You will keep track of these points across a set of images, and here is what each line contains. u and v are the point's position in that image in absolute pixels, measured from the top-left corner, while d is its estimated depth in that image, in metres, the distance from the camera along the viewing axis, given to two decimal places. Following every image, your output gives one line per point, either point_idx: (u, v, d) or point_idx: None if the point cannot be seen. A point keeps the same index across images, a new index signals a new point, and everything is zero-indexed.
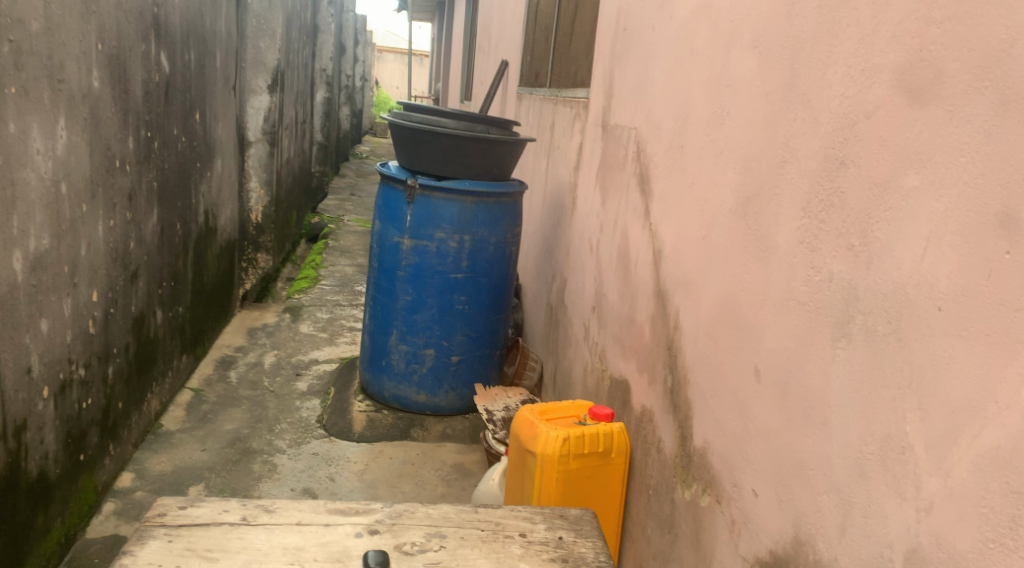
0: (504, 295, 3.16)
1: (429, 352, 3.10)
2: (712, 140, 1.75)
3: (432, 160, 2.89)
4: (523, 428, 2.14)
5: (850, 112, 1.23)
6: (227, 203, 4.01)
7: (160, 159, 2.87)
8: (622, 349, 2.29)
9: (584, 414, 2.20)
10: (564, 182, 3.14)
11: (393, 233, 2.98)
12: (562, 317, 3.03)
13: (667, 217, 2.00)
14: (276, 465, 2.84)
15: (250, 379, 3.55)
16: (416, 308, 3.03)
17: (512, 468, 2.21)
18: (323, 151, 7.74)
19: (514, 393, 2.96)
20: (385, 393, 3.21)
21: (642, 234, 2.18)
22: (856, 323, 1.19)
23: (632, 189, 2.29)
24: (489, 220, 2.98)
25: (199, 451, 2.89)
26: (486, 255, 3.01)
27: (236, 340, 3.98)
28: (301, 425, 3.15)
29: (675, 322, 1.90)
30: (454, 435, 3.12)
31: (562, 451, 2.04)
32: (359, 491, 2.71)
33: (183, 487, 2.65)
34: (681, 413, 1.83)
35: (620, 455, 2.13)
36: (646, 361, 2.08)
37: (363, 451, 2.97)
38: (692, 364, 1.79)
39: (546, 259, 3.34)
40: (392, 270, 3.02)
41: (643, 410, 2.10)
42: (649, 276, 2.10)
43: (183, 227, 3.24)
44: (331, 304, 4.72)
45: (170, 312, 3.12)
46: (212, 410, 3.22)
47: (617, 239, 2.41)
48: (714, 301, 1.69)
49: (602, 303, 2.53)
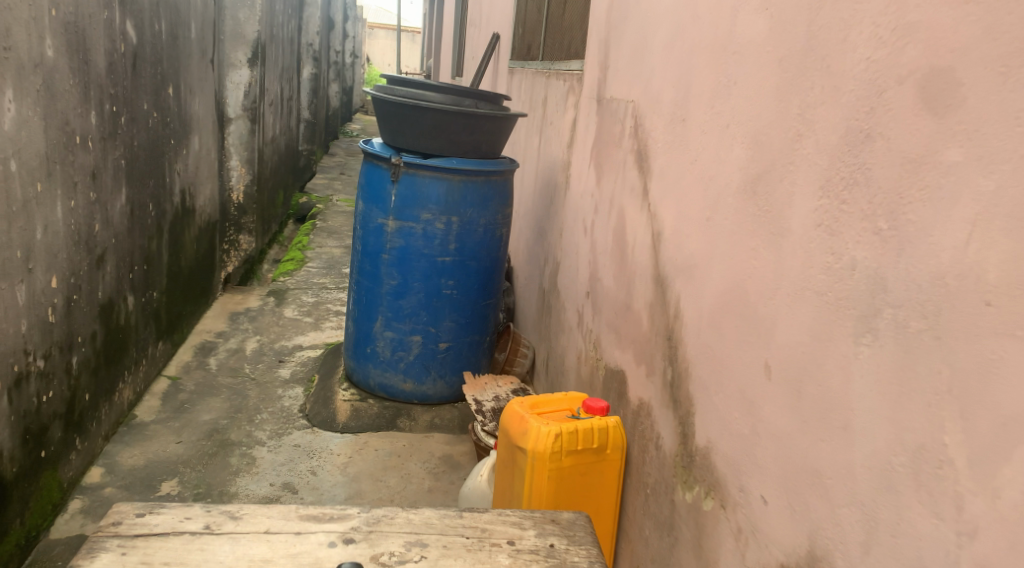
0: (495, 280, 3.02)
1: (415, 339, 2.96)
2: (717, 113, 1.61)
3: (417, 136, 2.74)
4: (513, 423, 2.01)
5: (878, 78, 1.09)
6: (207, 182, 3.86)
7: (128, 136, 2.71)
8: (619, 338, 2.15)
9: (577, 408, 2.06)
10: (556, 160, 2.99)
11: (377, 215, 2.83)
12: (555, 302, 2.90)
13: (667, 196, 1.86)
14: (254, 458, 2.71)
15: (230, 366, 3.41)
16: (401, 293, 2.88)
17: (501, 464, 2.08)
18: (311, 129, 7.55)
19: (505, 381, 2.82)
20: (370, 381, 3.07)
21: (639, 215, 2.04)
22: (883, 317, 1.05)
23: (629, 167, 2.15)
24: (478, 201, 2.82)
25: (174, 444, 2.75)
26: (475, 237, 2.86)
27: (217, 325, 3.83)
28: (282, 416, 3.01)
29: (676, 310, 1.76)
30: (443, 425, 2.99)
31: (554, 448, 1.91)
32: (342, 486, 2.58)
33: (156, 482, 2.51)
34: (683, 409, 1.70)
35: (616, 451, 2.00)
36: (644, 351, 1.95)
37: (347, 442, 2.83)
38: (695, 357, 1.65)
39: (539, 240, 3.19)
40: (377, 254, 2.88)
41: (640, 403, 1.97)
42: (647, 260, 1.96)
43: (156, 208, 3.09)
44: (318, 288, 4.57)
45: (143, 297, 2.98)
46: (189, 400, 3.08)
47: (612, 220, 2.27)
48: (719, 289, 1.55)
49: (597, 288, 2.39)
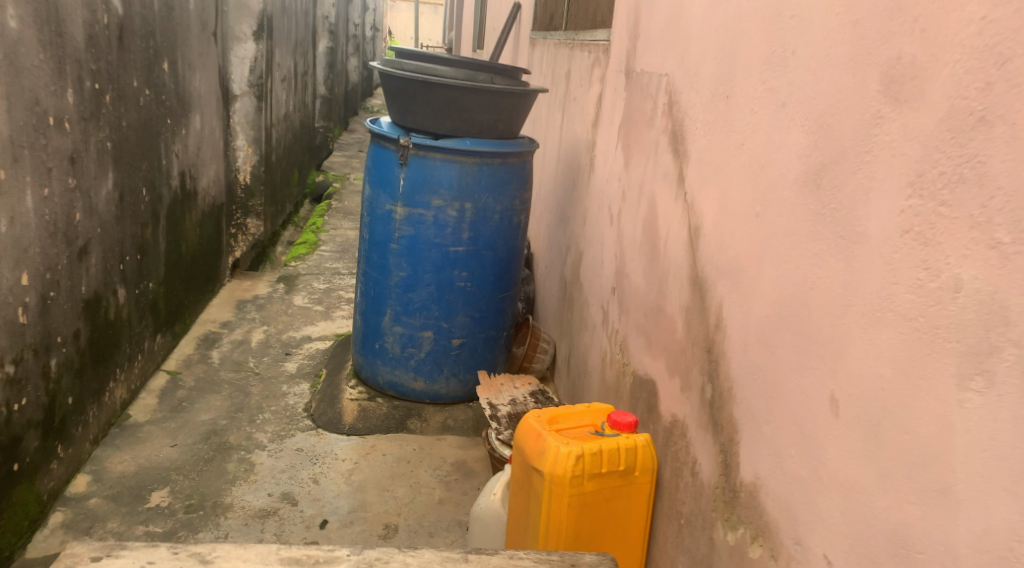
0: (513, 270, 2.78)
1: (427, 335, 2.74)
2: (769, 90, 1.36)
3: (428, 114, 2.50)
4: (529, 441, 1.79)
5: (999, 43, 0.85)
6: (211, 163, 3.65)
7: (114, 115, 2.50)
8: (649, 344, 1.92)
9: (602, 423, 1.84)
10: (579, 140, 2.74)
11: (384, 200, 2.61)
12: (578, 295, 2.66)
13: (707, 185, 1.61)
14: (253, 463, 2.51)
15: (234, 360, 3.22)
16: (411, 285, 2.66)
17: (516, 485, 1.86)
18: (328, 104, 7.32)
19: (523, 382, 2.58)
20: (379, 379, 2.87)
21: (673, 205, 1.79)
22: (1003, 358, 0.82)
23: (662, 149, 1.90)
24: (494, 185, 2.58)
25: (168, 447, 2.57)
26: (491, 225, 2.63)
27: (223, 315, 3.64)
28: (286, 415, 2.82)
29: (717, 320, 1.52)
30: (457, 426, 2.78)
31: (574, 471, 1.69)
32: (345, 497, 2.37)
33: (145, 492, 2.33)
34: (725, 435, 1.47)
35: (645, 473, 1.78)
36: (679, 361, 1.72)
37: (354, 446, 2.63)
38: (740, 375, 1.42)
39: (560, 226, 2.95)
40: (385, 243, 2.65)
41: (673, 419, 1.74)
42: (682, 258, 1.72)
43: (150, 192, 2.88)
44: (330, 273, 4.36)
45: (137, 288, 2.78)
46: (188, 398, 2.90)
47: (642, 209, 2.02)
48: (771, 299, 1.31)
49: (624, 284, 2.15)
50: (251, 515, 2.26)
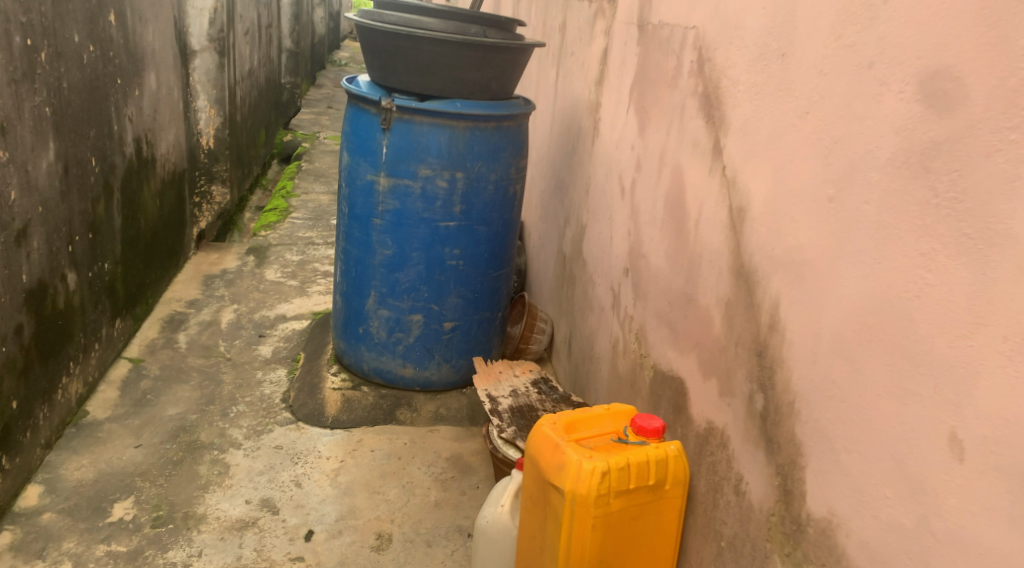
0: (508, 246, 2.54)
1: (415, 319, 2.49)
2: (844, 46, 1.12)
3: (413, 74, 2.22)
4: (544, 453, 1.56)
5: None
6: (170, 127, 3.34)
7: (52, 77, 2.20)
8: (675, 337, 1.70)
9: (625, 429, 1.62)
10: (580, 100, 2.48)
11: (365, 170, 2.34)
12: (579, 272, 2.43)
13: (753, 160, 1.38)
14: (228, 465, 2.27)
15: (203, 344, 2.95)
16: (398, 264, 2.41)
17: (529, 501, 1.64)
18: (295, 58, 6.92)
19: (523, 369, 2.35)
20: (364, 366, 2.62)
21: (706, 181, 1.56)
22: None
23: (688, 114, 1.66)
24: (488, 152, 2.32)
25: (131, 449, 2.32)
26: (485, 196, 2.37)
27: (189, 292, 3.36)
28: (262, 407, 2.57)
29: (770, 320, 1.30)
30: (450, 416, 2.56)
31: (599, 490, 1.47)
32: (331, 503, 2.14)
33: (106, 503, 2.09)
34: (783, 456, 1.26)
35: (677, 487, 1.57)
36: (716, 362, 1.50)
37: (338, 442, 2.40)
38: (806, 391, 1.20)
39: (557, 195, 2.70)
40: (367, 218, 2.39)
41: (710, 426, 1.53)
42: (720, 242, 1.49)
43: (101, 161, 2.58)
44: (303, 243, 4.08)
45: (90, 270, 2.51)
46: (153, 390, 2.64)
47: (663, 181, 1.78)
48: (853, 305, 1.09)
49: (640, 265, 1.92)
50: (227, 528, 2.03)
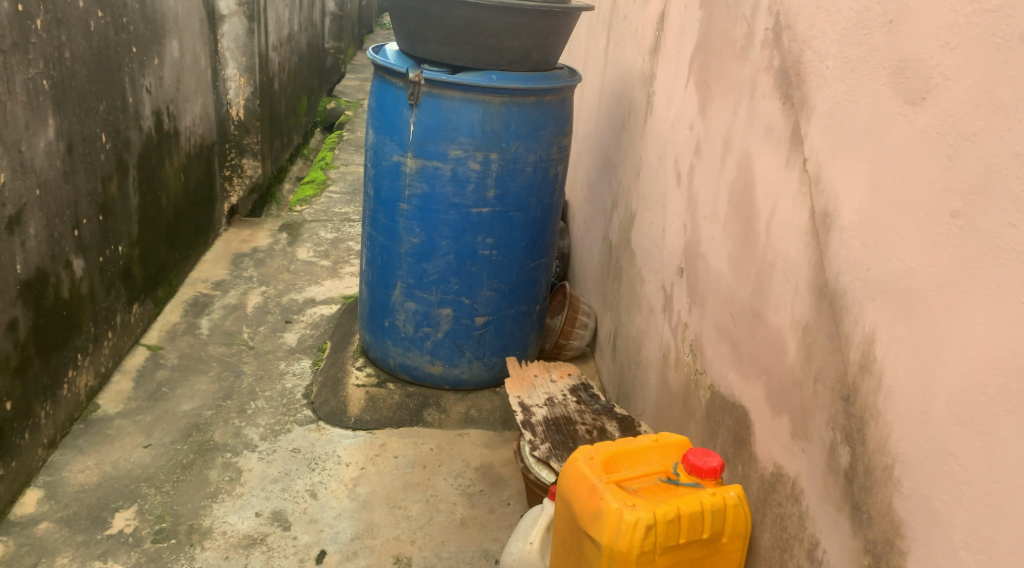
0: (548, 234, 2.28)
1: (445, 313, 2.27)
2: (986, 11, 0.85)
3: (444, 42, 1.97)
4: (579, 495, 1.34)
5: None
6: (196, 97, 3.15)
7: (51, 45, 2.00)
8: (737, 358, 1.44)
9: (675, 467, 1.38)
10: (632, 71, 2.20)
11: (391, 149, 2.11)
12: (626, 265, 2.18)
13: (845, 154, 1.10)
14: (240, 471, 2.09)
15: (226, 330, 2.77)
16: (426, 254, 2.18)
17: (560, 545, 1.42)
18: (340, 22, 6.68)
19: (561, 373, 2.10)
20: (390, 361, 2.42)
21: (781, 175, 1.29)
22: None
23: (760, 92, 1.38)
24: (527, 131, 2.07)
25: (140, 449, 2.15)
26: (523, 179, 2.12)
27: (216, 272, 3.19)
28: (282, 404, 2.38)
29: (863, 359, 1.04)
30: (482, 419, 2.35)
31: (643, 546, 1.25)
32: (348, 518, 1.95)
33: (107, 513, 1.92)
34: (875, 531, 1.01)
35: (736, 539, 1.33)
36: (789, 397, 1.24)
37: (360, 446, 2.20)
38: (909, 459, 0.95)
39: (604, 176, 2.44)
40: (392, 202, 2.17)
41: (778, 472, 1.28)
42: (797, 253, 1.22)
43: (113, 138, 2.40)
44: (338, 220, 3.88)
45: (101, 255, 2.34)
46: (169, 381, 2.47)
47: (727, 170, 1.51)
48: (988, 359, 0.83)
49: (696, 267, 1.66)
50: (234, 545, 1.85)
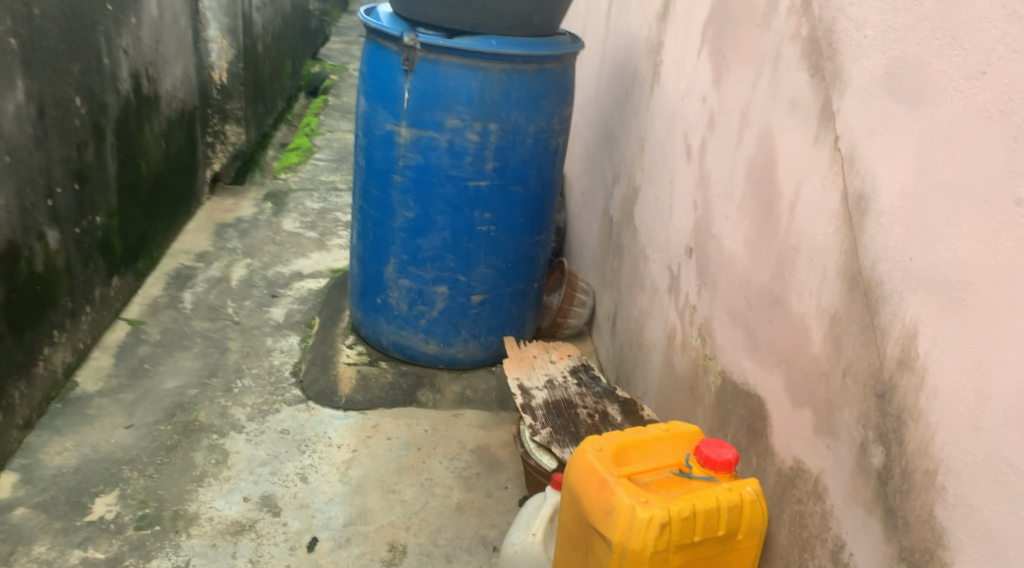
0: (548, 209, 2.19)
1: (440, 291, 2.18)
2: None
3: (441, 4, 1.85)
4: (588, 489, 1.27)
5: None
6: (176, 60, 3.01)
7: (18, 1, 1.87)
8: (752, 345, 1.37)
9: (688, 459, 1.31)
10: (636, 37, 2.10)
11: (384, 118, 2.00)
12: (628, 242, 2.09)
13: (885, 133, 1.02)
14: (227, 453, 2.01)
15: (210, 305, 2.68)
16: (420, 229, 2.09)
17: (566, 539, 1.35)
18: None
19: (561, 354, 2.03)
20: (382, 339, 2.34)
21: (808, 153, 1.20)
22: None
23: (784, 63, 1.29)
24: (527, 100, 1.97)
25: (121, 430, 2.06)
26: (522, 152, 2.02)
27: (199, 243, 3.08)
28: (269, 382, 2.30)
29: (903, 355, 0.98)
30: (477, 399, 2.28)
31: (657, 545, 1.18)
32: (340, 503, 1.88)
33: (87, 498, 1.84)
34: (913, 537, 0.95)
35: (751, 536, 1.27)
36: (813, 390, 1.17)
37: (351, 427, 2.13)
38: (959, 467, 0.89)
39: (605, 148, 2.34)
40: (385, 173, 2.07)
41: (798, 468, 1.22)
42: (826, 237, 1.15)
43: (88, 101, 2.27)
44: (325, 189, 3.77)
45: (78, 226, 2.23)
46: (151, 358, 2.37)
47: (744, 146, 1.43)
48: None
49: (708, 246, 1.58)
50: (221, 532, 1.78)
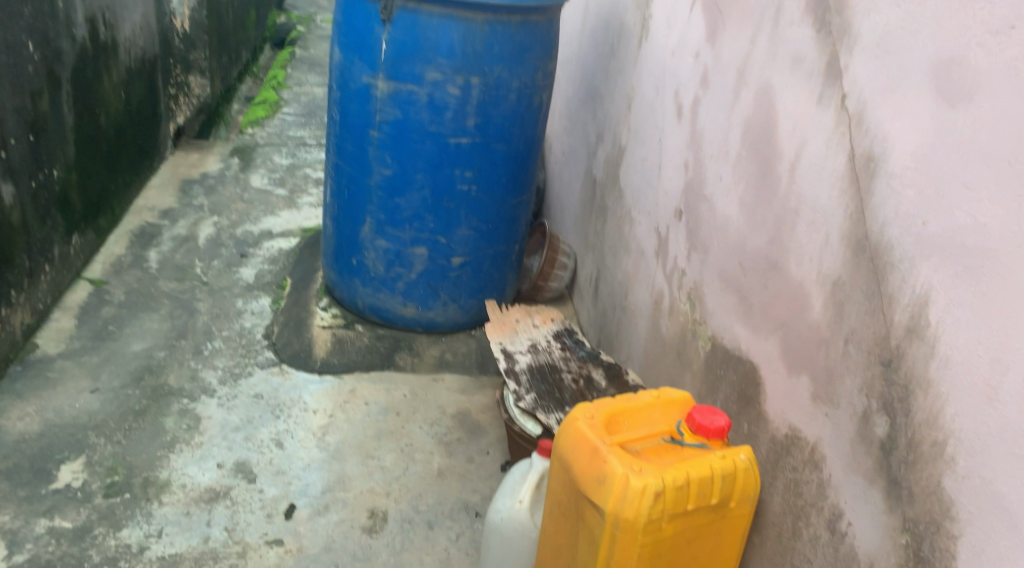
0: (530, 168, 2.13)
1: (419, 252, 2.12)
2: None
3: None
4: (579, 457, 1.24)
5: None
6: (135, 5, 2.87)
7: None
8: (746, 311, 1.34)
9: (680, 427, 1.29)
10: None
11: (360, 70, 1.92)
12: (612, 202, 2.05)
13: (900, 92, 0.98)
14: (198, 418, 1.95)
15: (177, 264, 2.58)
16: (398, 187, 2.02)
17: (555, 508, 1.32)
18: None
19: (543, 318, 1.99)
20: (358, 301, 2.28)
21: (811, 112, 1.16)
22: None
23: (786, 17, 1.24)
24: (511, 54, 1.89)
25: (87, 394, 1.98)
26: (505, 108, 1.96)
27: (164, 200, 2.97)
28: (241, 345, 2.23)
29: (913, 324, 0.95)
30: (457, 363, 2.24)
31: (651, 514, 1.16)
32: (317, 470, 1.84)
33: (52, 466, 1.77)
34: (918, 509, 0.94)
35: (744, 504, 1.25)
36: (811, 358, 1.15)
37: (328, 392, 2.08)
38: (973, 439, 0.87)
39: (588, 105, 2.28)
40: (361, 129, 1.99)
41: (793, 436, 1.20)
42: (829, 200, 1.11)
43: (41, 47, 2.14)
44: (294, 145, 3.66)
45: (34, 180, 2.12)
46: (115, 319, 2.28)
47: (741, 104, 1.38)
48: None
49: (699, 208, 1.54)
50: (195, 500, 1.73)
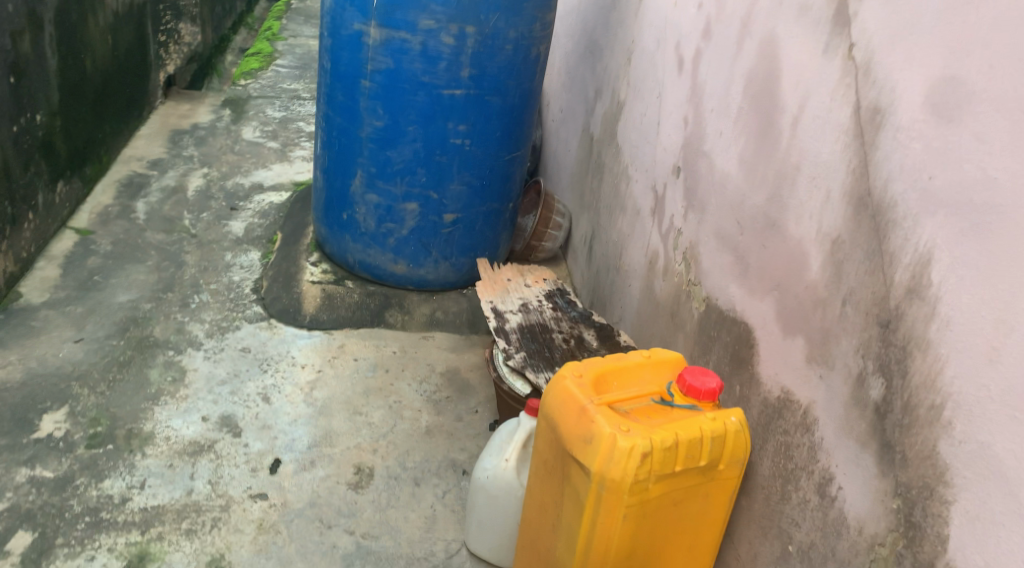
0: (526, 124, 2.08)
1: (410, 208, 2.08)
2: None
3: None
4: (567, 416, 1.21)
5: None
6: None
7: None
8: (742, 271, 1.31)
9: (670, 389, 1.26)
10: None
11: (352, 16, 1.86)
12: (610, 160, 2.00)
13: (911, 40, 0.94)
14: (183, 371, 1.92)
15: (165, 216, 2.54)
16: (390, 140, 1.98)
17: (541, 467, 1.30)
18: None
19: (536, 278, 1.96)
20: (348, 257, 2.24)
21: (816, 63, 1.11)
22: None
23: None
24: (508, 2, 1.83)
25: (70, 344, 1.95)
26: (501, 59, 1.90)
27: (153, 150, 2.91)
28: (229, 298, 2.20)
29: (915, 285, 0.92)
30: (448, 321, 2.21)
31: (638, 474, 1.13)
32: (304, 425, 1.82)
33: (34, 415, 1.74)
34: (911, 474, 0.91)
35: (732, 467, 1.22)
36: (807, 319, 1.12)
37: (316, 347, 2.05)
38: (971, 403, 0.84)
39: (587, 60, 2.22)
40: (353, 78, 1.94)
41: (785, 398, 1.17)
42: (832, 155, 1.07)
43: None
44: (287, 97, 3.59)
45: (15, 124, 2.06)
46: (101, 270, 2.24)
47: (744, 55, 1.33)
48: None
49: (697, 165, 1.49)
50: (179, 452, 1.71)
